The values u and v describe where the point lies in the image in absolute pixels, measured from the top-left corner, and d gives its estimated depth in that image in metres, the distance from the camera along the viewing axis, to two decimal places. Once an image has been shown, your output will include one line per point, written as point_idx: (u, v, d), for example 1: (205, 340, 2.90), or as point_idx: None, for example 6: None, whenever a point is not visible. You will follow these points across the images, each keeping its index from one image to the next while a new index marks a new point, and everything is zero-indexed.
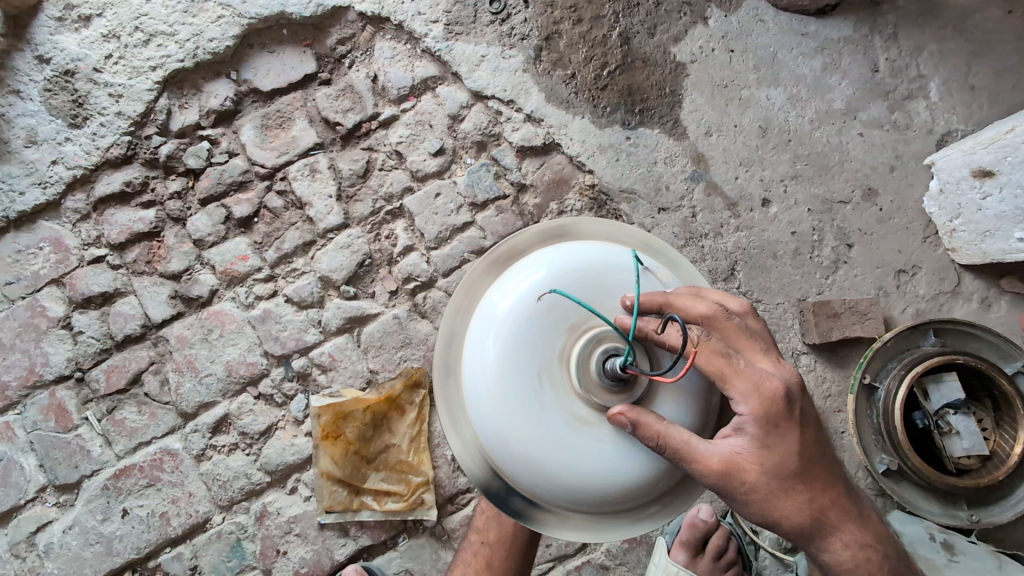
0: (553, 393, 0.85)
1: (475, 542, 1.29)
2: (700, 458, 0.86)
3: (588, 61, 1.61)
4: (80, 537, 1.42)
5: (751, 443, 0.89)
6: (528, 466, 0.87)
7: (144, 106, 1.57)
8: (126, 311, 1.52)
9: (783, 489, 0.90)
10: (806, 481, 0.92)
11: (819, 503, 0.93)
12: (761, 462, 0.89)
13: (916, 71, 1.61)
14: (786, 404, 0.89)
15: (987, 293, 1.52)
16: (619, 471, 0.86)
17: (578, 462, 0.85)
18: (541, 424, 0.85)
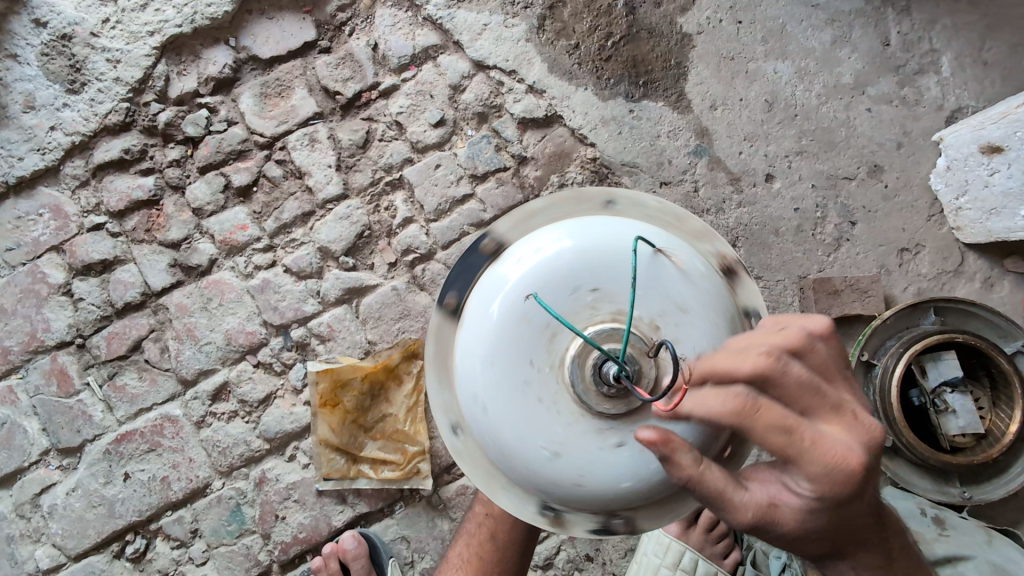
0: (541, 355, 0.81)
1: (485, 512, 1.26)
2: (733, 508, 0.80)
3: (593, 31, 1.58)
4: (83, 499, 1.45)
5: (802, 503, 0.80)
6: (479, 397, 0.85)
7: (143, 72, 1.55)
8: (126, 278, 1.52)
9: (814, 536, 0.84)
10: (842, 525, 0.84)
11: (845, 540, 0.87)
12: (804, 520, 0.81)
13: (929, 45, 1.57)
14: (853, 479, 0.77)
15: (990, 273, 1.50)
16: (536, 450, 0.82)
17: (524, 432, 0.82)
18: (514, 354, 0.81)
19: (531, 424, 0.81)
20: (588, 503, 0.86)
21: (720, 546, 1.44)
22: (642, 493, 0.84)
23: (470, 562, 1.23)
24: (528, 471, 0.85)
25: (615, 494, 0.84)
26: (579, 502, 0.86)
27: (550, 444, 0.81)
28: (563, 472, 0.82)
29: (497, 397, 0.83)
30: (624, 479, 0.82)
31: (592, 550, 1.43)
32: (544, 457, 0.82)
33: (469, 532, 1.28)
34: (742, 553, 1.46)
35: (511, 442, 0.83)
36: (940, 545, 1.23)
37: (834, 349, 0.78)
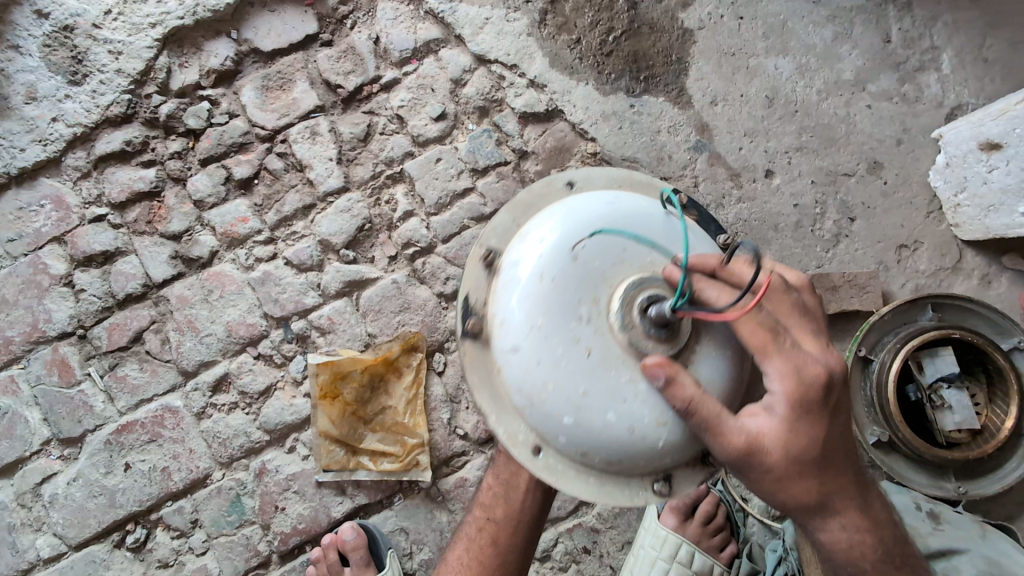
0: (603, 271, 0.83)
1: (489, 514, 1.26)
2: (724, 430, 0.82)
3: (594, 26, 1.58)
4: (84, 489, 1.46)
5: (775, 424, 0.85)
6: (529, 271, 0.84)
7: (144, 64, 1.56)
8: (127, 270, 1.52)
9: (800, 472, 0.86)
10: (819, 464, 0.87)
11: (830, 487, 0.89)
12: (786, 445, 0.85)
13: (930, 42, 1.57)
14: (824, 390, 0.85)
15: (987, 270, 1.51)
16: (554, 343, 0.81)
17: (556, 318, 0.81)
18: (582, 261, 0.83)
19: (565, 288, 0.82)
20: (528, 386, 0.83)
21: (717, 539, 1.42)
22: (584, 425, 0.82)
23: (469, 562, 1.24)
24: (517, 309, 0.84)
25: (556, 404, 0.82)
26: (522, 379, 0.83)
27: (566, 313, 0.81)
28: (547, 336, 0.81)
29: (563, 246, 0.84)
30: (585, 392, 0.81)
31: (590, 543, 1.44)
32: (553, 314, 0.81)
33: (468, 526, 1.30)
34: (739, 546, 1.46)
35: (538, 300, 0.82)
36: (935, 539, 1.23)
37: (813, 294, 0.91)
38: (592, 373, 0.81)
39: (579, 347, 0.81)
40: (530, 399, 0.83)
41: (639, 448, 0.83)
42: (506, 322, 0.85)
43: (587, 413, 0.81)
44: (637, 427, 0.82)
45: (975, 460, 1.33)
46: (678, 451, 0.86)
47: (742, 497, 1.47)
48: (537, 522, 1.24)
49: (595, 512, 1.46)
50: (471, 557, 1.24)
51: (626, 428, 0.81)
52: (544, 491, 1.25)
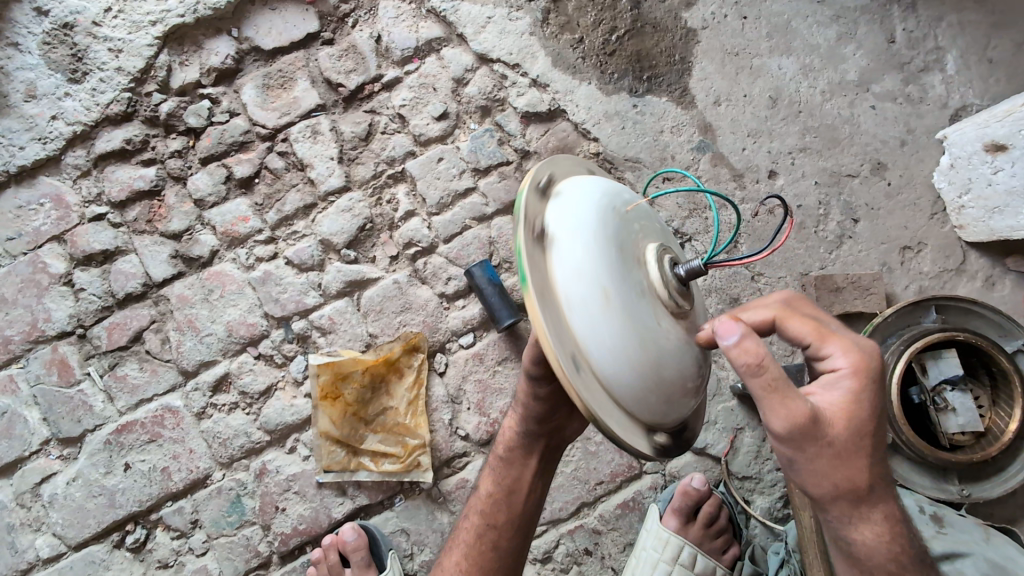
0: (650, 231, 0.92)
1: (490, 518, 1.27)
2: (789, 398, 0.80)
3: (597, 25, 1.57)
4: (84, 489, 1.45)
5: (838, 397, 0.84)
6: (607, 191, 0.92)
7: (144, 62, 1.55)
8: (127, 269, 1.52)
9: (856, 448, 0.83)
10: (873, 447, 0.84)
11: (879, 473, 0.85)
12: (847, 417, 0.83)
13: (934, 43, 1.56)
14: (880, 369, 0.87)
15: (992, 272, 1.50)
16: (611, 232, 0.84)
17: (618, 223, 0.87)
18: (641, 216, 0.93)
19: (626, 217, 0.90)
20: (571, 252, 0.81)
21: (718, 542, 1.41)
22: (602, 300, 0.79)
23: (468, 563, 1.24)
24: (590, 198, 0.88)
25: (592, 275, 0.80)
26: (570, 240, 0.82)
27: (624, 226, 0.87)
28: (607, 229, 0.85)
29: (630, 199, 0.94)
30: (617, 280, 0.81)
31: (591, 544, 1.44)
32: (616, 218, 0.87)
33: (465, 527, 1.30)
34: (741, 548, 1.45)
35: (610, 205, 0.89)
36: (938, 542, 1.23)
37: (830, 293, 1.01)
38: (629, 274, 0.83)
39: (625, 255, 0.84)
40: (569, 253, 0.81)
41: (637, 359, 0.81)
42: (574, 202, 0.87)
43: (613, 299, 0.80)
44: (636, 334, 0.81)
45: (978, 462, 1.32)
46: (659, 387, 0.85)
47: (745, 499, 1.45)
48: (534, 525, 1.30)
49: (597, 513, 1.45)
50: (471, 559, 1.24)
51: (628, 329, 0.80)
52: (542, 495, 1.31)
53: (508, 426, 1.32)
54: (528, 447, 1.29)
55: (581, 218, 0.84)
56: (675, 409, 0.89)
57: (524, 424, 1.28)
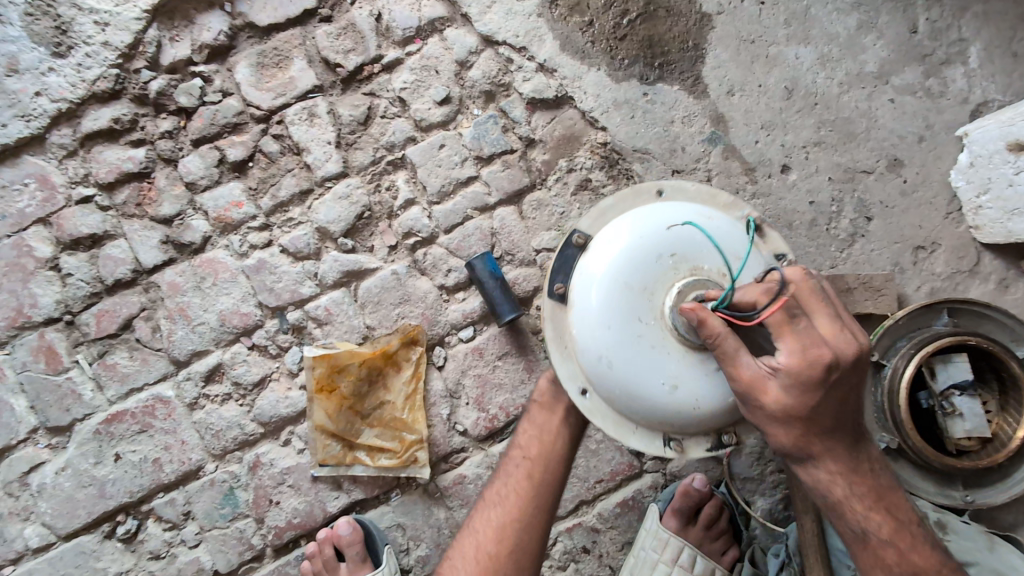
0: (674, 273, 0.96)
1: (522, 484, 1.15)
2: (738, 370, 0.90)
3: (608, 8, 1.50)
4: (73, 479, 1.42)
5: (777, 378, 0.90)
6: (650, 221, 1.00)
7: (133, 37, 1.48)
8: (116, 255, 1.47)
9: (785, 419, 0.92)
10: (813, 414, 0.92)
11: (811, 438, 0.93)
12: (784, 392, 0.90)
13: (957, 34, 1.50)
14: (829, 368, 0.88)
15: (1005, 274, 1.46)
16: (623, 278, 0.96)
17: (629, 261, 0.97)
18: (671, 246, 0.97)
19: (646, 264, 0.97)
20: (585, 285, 0.99)
21: (718, 543, 1.39)
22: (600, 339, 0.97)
23: (494, 560, 1.11)
24: (676, 210, 1.01)
25: (589, 306, 0.98)
26: (590, 280, 0.99)
27: (647, 263, 0.96)
28: (620, 270, 0.97)
29: (660, 241, 0.97)
30: (611, 322, 0.96)
31: (589, 542, 1.43)
32: (637, 254, 0.96)
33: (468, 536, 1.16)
34: (741, 550, 1.42)
35: (641, 241, 0.98)
36: None
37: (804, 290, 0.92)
38: (647, 279, 0.96)
39: (628, 296, 0.96)
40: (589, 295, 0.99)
41: (629, 389, 0.97)
42: (609, 244, 1.00)
43: (603, 337, 0.96)
44: (623, 367, 0.95)
45: (984, 469, 1.30)
46: (624, 376, 0.96)
47: (747, 500, 1.43)
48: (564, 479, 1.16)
49: (596, 512, 1.44)
50: (501, 548, 1.11)
51: (619, 361, 0.96)
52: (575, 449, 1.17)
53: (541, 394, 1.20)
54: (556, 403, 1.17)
55: (652, 219, 1.00)
56: (652, 407, 0.97)
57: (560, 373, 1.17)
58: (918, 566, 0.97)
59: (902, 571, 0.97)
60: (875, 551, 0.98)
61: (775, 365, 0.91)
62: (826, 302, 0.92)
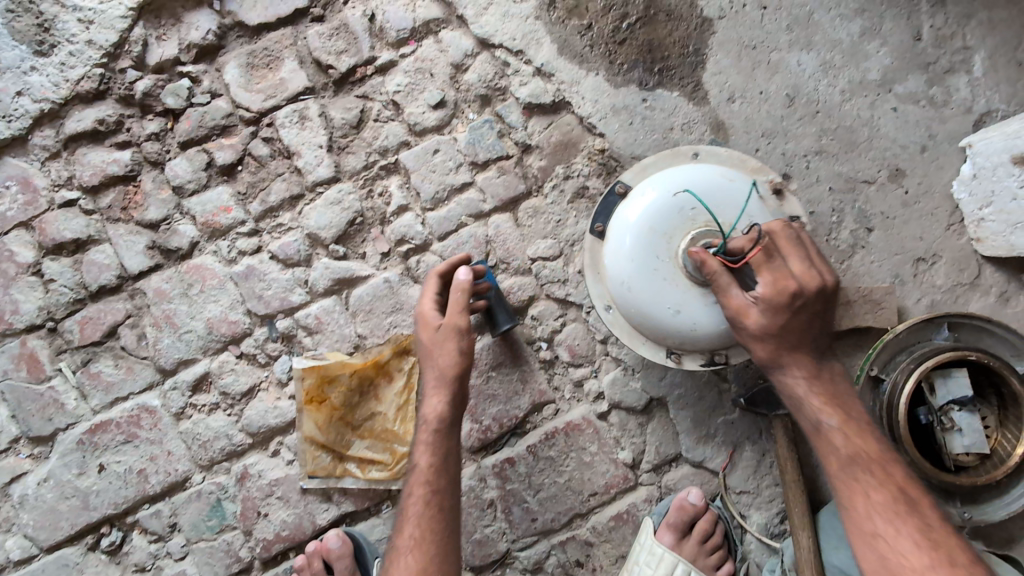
0: (694, 222, 1.19)
1: (419, 490, 1.21)
2: (727, 299, 1.14)
3: (608, 11, 1.47)
4: (56, 490, 1.39)
5: (759, 305, 1.12)
6: (683, 178, 1.22)
7: (118, 35, 1.44)
8: (100, 260, 1.43)
9: (763, 335, 1.13)
10: (785, 331, 1.13)
11: (782, 350, 1.14)
12: (760, 314, 1.12)
13: (962, 42, 1.47)
14: (797, 293, 1.11)
15: (1006, 287, 1.44)
16: (648, 222, 1.20)
17: (655, 208, 1.21)
18: (693, 199, 1.19)
19: (670, 211, 1.19)
20: (620, 223, 1.24)
21: (713, 558, 1.36)
22: (622, 266, 1.23)
23: (421, 546, 1.18)
24: (704, 170, 1.23)
25: (618, 239, 1.24)
26: (623, 220, 1.24)
27: (670, 212, 1.19)
28: (648, 214, 1.21)
29: (687, 194, 1.20)
30: (634, 255, 1.20)
31: (583, 556, 1.42)
32: (662, 203, 1.20)
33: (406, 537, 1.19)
34: (736, 565, 1.40)
35: (670, 193, 1.20)
36: None
37: (787, 236, 1.14)
38: (669, 226, 1.19)
39: (650, 235, 1.20)
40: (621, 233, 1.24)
41: (641, 309, 1.22)
42: (645, 193, 1.23)
43: (624, 265, 1.22)
44: (638, 291, 1.21)
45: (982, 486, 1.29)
46: (638, 299, 1.22)
47: (742, 514, 1.41)
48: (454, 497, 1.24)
49: (590, 525, 1.42)
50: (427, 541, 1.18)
51: (636, 286, 1.21)
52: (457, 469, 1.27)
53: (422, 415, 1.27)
54: (432, 421, 1.24)
55: (681, 177, 1.22)
56: (657, 325, 1.23)
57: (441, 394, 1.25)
58: (864, 450, 1.11)
59: (882, 488, 1.08)
60: (843, 469, 1.12)
61: (755, 296, 1.13)
62: (801, 246, 1.14)
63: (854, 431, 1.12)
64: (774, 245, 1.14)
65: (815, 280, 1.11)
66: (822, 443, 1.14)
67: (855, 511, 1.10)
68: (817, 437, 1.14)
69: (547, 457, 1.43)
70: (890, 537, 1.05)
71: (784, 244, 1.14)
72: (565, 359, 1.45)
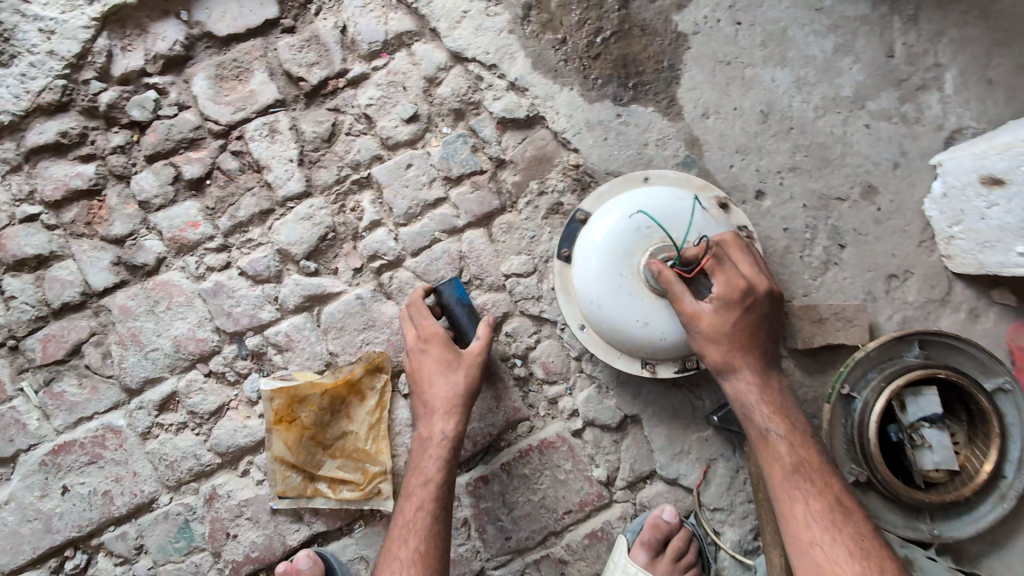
0: (652, 239, 1.27)
1: (427, 503, 1.24)
2: (683, 304, 1.22)
3: (582, 25, 1.46)
4: (17, 513, 1.36)
5: (711, 308, 1.23)
6: (637, 200, 1.30)
7: (80, 46, 1.40)
8: (63, 276, 1.40)
9: (717, 336, 1.21)
10: (737, 335, 1.22)
11: (735, 354, 1.22)
12: (714, 317, 1.22)
13: (934, 59, 1.48)
14: (747, 296, 1.22)
15: (976, 303, 1.45)
16: (610, 244, 1.28)
17: (615, 229, 1.28)
18: (650, 218, 1.28)
19: (630, 231, 1.28)
20: (585, 246, 1.32)
21: None
22: (591, 287, 1.30)
23: (426, 557, 1.22)
24: (653, 192, 1.31)
25: (585, 261, 1.31)
26: (587, 243, 1.31)
27: (629, 232, 1.28)
28: (610, 235, 1.29)
29: (644, 213, 1.28)
30: (601, 276, 1.28)
31: (557, 574, 1.41)
32: (621, 224, 1.28)
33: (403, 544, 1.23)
34: None
35: (628, 215, 1.29)
36: None
37: (736, 245, 1.27)
38: (629, 245, 1.28)
39: (614, 256, 1.28)
40: (586, 257, 1.31)
41: (613, 326, 1.29)
42: (605, 216, 1.31)
43: (593, 286, 1.29)
44: (609, 308, 1.28)
45: (951, 502, 1.30)
46: (609, 315, 1.28)
47: (716, 531, 1.41)
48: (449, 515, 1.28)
49: (564, 543, 1.42)
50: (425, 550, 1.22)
51: (606, 305, 1.28)
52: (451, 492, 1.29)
53: (434, 433, 1.29)
54: (448, 440, 1.28)
55: (633, 200, 1.30)
56: (630, 338, 1.29)
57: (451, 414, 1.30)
58: (805, 460, 1.18)
59: (822, 495, 1.15)
60: (787, 478, 1.17)
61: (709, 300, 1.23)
62: (751, 254, 1.27)
63: (798, 441, 1.19)
64: (726, 253, 1.25)
65: (763, 285, 1.24)
66: (766, 448, 1.20)
67: (796, 518, 1.15)
68: (763, 443, 1.21)
69: (521, 474, 1.42)
70: (826, 544, 1.11)
71: (734, 252, 1.26)
72: (539, 375, 1.44)
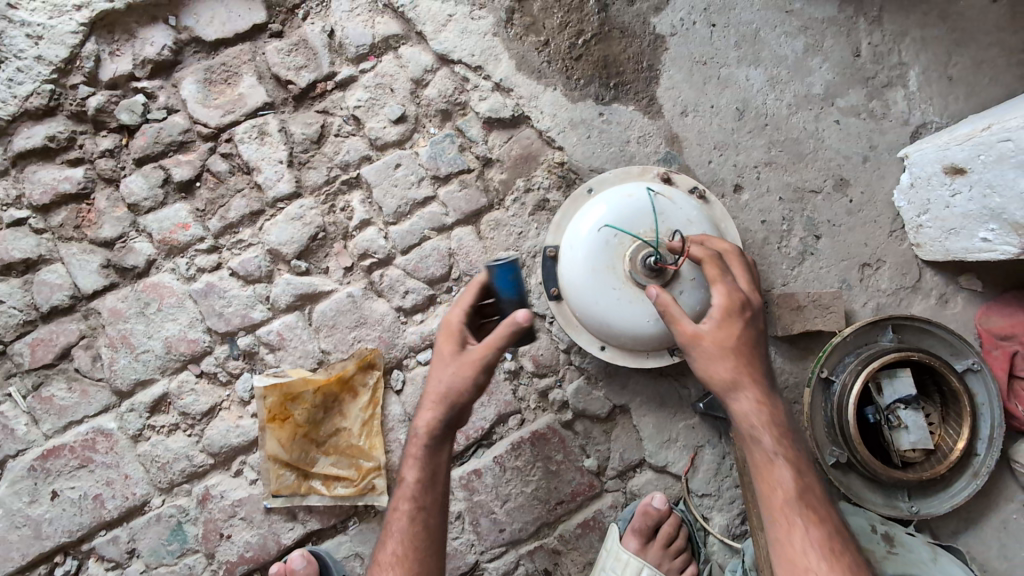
0: (623, 241, 1.31)
1: (405, 504, 1.15)
2: (680, 321, 1.15)
3: (564, 28, 1.51)
4: (5, 520, 1.34)
5: (712, 326, 1.13)
6: (592, 214, 1.34)
7: (68, 51, 1.41)
8: (51, 280, 1.39)
9: (720, 354, 1.11)
10: (740, 352, 1.12)
11: (740, 373, 1.10)
12: (716, 333, 1.12)
13: (897, 58, 1.56)
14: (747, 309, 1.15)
15: (945, 289, 1.52)
16: (588, 265, 1.31)
17: (588, 249, 1.32)
18: (615, 224, 1.31)
19: (603, 244, 1.31)
20: (569, 276, 1.35)
21: (678, 560, 1.39)
22: (592, 312, 1.33)
23: (405, 561, 1.12)
24: (602, 203, 1.34)
25: (575, 290, 1.34)
26: (571, 275, 1.34)
27: (601, 247, 1.31)
28: (588, 256, 1.32)
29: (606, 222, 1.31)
30: (598, 298, 1.31)
31: (551, 565, 1.43)
32: (591, 242, 1.32)
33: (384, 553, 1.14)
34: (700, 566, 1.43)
35: (594, 232, 1.32)
36: (890, 564, 1.27)
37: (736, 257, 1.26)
38: (607, 259, 1.31)
39: (601, 274, 1.31)
40: (575, 288, 1.34)
41: (631, 335, 1.33)
42: (574, 241, 1.34)
43: (595, 306, 1.32)
44: (619, 323, 1.32)
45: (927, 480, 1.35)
46: (623, 327, 1.32)
47: (704, 516, 1.44)
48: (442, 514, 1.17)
49: (558, 533, 1.44)
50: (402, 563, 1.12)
51: (614, 321, 1.32)
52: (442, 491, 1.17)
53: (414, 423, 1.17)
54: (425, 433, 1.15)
55: (593, 218, 1.33)
56: (651, 338, 1.33)
57: (449, 412, 1.15)
58: (810, 488, 1.08)
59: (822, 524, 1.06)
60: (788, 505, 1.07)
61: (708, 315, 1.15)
62: (747, 269, 1.25)
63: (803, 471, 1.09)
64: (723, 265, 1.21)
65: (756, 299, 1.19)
66: (765, 472, 1.09)
67: (790, 545, 1.06)
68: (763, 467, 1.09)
69: (514, 467, 1.44)
70: None
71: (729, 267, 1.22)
72: (529, 368, 1.46)
